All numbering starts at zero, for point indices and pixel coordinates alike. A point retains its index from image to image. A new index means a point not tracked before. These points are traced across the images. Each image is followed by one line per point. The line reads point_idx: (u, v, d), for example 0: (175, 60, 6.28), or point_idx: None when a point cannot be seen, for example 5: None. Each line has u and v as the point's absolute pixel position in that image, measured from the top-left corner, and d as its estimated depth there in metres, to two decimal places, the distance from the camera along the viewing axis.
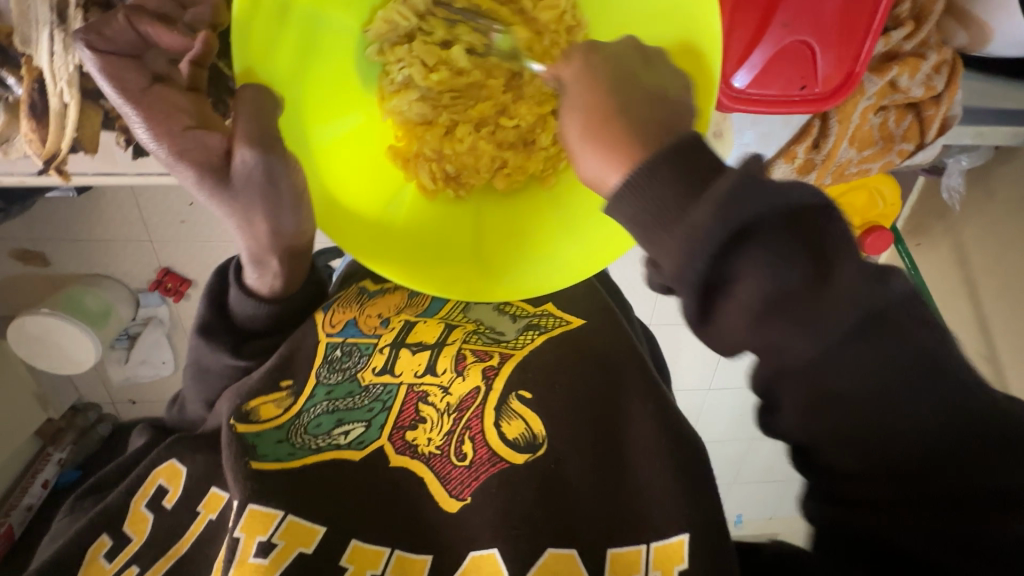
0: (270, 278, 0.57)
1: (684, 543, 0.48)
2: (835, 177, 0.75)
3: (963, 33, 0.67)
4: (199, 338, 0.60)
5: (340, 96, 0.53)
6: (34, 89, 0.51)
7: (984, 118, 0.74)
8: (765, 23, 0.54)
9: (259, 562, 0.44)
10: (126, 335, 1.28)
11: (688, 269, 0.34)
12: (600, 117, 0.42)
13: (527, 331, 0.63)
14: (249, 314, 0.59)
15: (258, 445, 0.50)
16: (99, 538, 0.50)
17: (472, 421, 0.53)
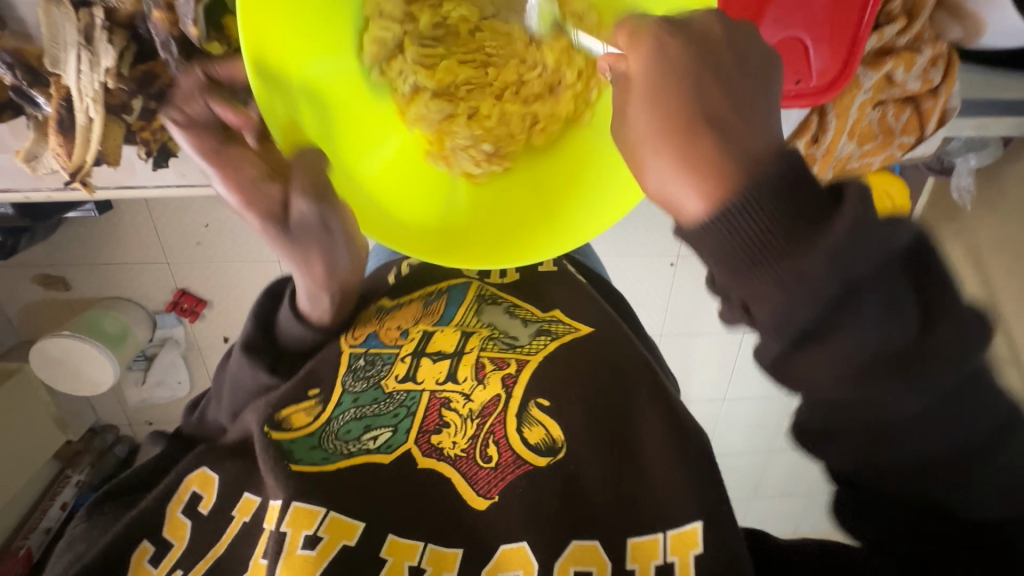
0: (321, 302, 0.63)
1: (697, 530, 0.48)
2: (837, 172, 0.75)
3: (957, 26, 0.67)
4: (243, 356, 0.63)
5: (365, 125, 0.54)
6: (62, 106, 0.54)
7: (988, 111, 0.75)
8: (757, 20, 0.56)
9: (307, 554, 0.45)
10: (144, 356, 1.31)
11: (785, 317, 0.31)
12: (680, 119, 0.34)
13: (539, 335, 0.62)
14: (297, 334, 0.64)
15: (294, 450, 0.51)
16: (140, 546, 0.49)
17: (495, 427, 0.52)
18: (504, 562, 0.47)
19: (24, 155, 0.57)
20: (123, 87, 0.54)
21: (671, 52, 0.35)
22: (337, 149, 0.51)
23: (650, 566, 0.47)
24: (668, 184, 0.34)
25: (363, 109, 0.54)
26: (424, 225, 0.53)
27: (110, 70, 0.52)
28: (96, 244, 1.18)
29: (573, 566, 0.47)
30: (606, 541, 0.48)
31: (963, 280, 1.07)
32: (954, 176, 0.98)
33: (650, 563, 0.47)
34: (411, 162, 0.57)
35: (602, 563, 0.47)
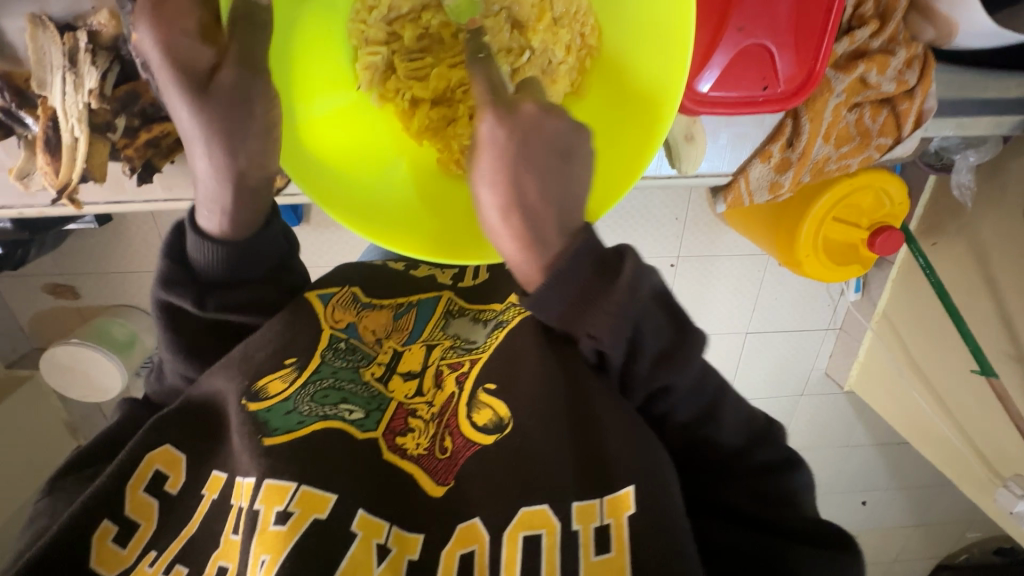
0: (219, 215, 0.50)
1: (631, 494, 0.46)
2: (815, 174, 0.76)
3: (930, 28, 0.68)
4: (158, 291, 0.52)
5: (378, 146, 0.56)
6: (49, 126, 0.56)
7: (968, 110, 0.75)
8: (721, 29, 0.57)
9: (279, 529, 0.43)
10: (151, 363, 1.33)
11: (611, 339, 0.44)
12: (515, 193, 0.44)
13: (496, 331, 0.61)
14: (206, 260, 0.51)
15: (269, 419, 0.49)
16: (101, 525, 0.44)
17: (450, 421, 0.53)
18: (463, 537, 0.46)
19: (16, 173, 0.59)
20: (107, 107, 0.56)
21: (505, 134, 0.44)
22: (350, 173, 0.54)
23: (591, 529, 0.45)
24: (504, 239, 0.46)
25: (370, 134, 0.56)
26: (442, 230, 0.53)
27: (93, 91, 0.55)
28: (101, 253, 1.21)
29: (522, 532, 0.45)
30: (557, 505, 0.46)
31: (967, 279, 1.04)
32: (954, 172, 0.99)
33: (592, 525, 0.45)
34: (429, 173, 0.57)
35: (552, 525, 0.45)
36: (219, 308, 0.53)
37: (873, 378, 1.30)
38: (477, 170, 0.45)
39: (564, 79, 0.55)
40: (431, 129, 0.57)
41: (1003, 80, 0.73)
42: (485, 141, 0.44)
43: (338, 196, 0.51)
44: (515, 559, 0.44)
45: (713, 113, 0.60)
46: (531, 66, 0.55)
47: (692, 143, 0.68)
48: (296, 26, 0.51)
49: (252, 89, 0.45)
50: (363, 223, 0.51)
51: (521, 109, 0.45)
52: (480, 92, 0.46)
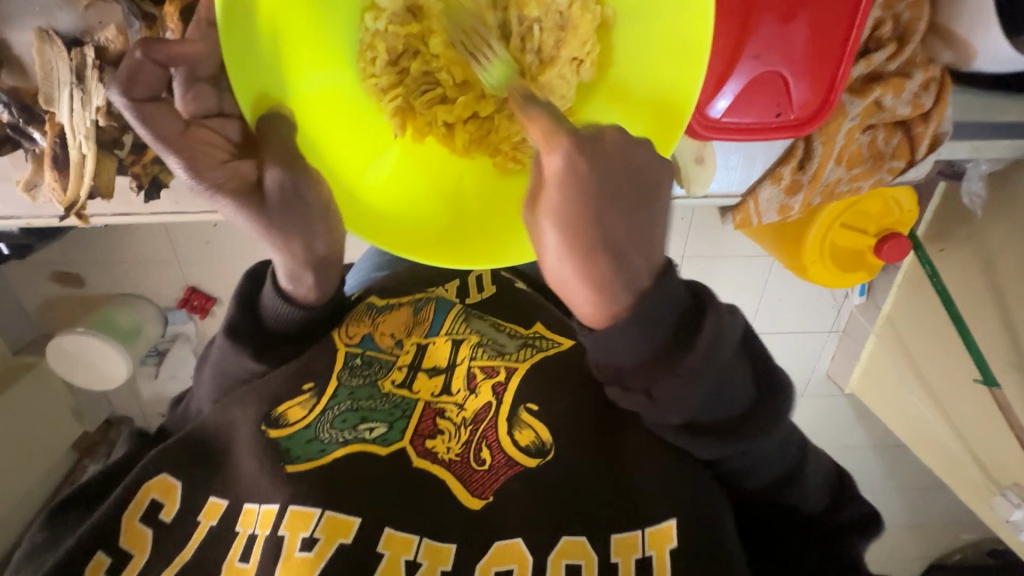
0: (304, 290, 0.55)
1: (672, 528, 0.47)
2: (826, 197, 0.75)
3: (948, 51, 0.67)
4: (226, 340, 0.56)
5: (442, 171, 0.54)
6: (56, 143, 0.56)
7: (983, 133, 0.74)
8: (737, 55, 0.56)
9: (305, 556, 0.45)
10: (156, 351, 1.34)
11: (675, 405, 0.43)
12: (580, 240, 0.37)
13: (524, 347, 0.60)
14: (281, 320, 0.57)
15: (290, 447, 0.50)
16: (95, 558, 0.47)
17: (488, 431, 0.52)
18: (497, 557, 0.46)
19: (23, 185, 0.59)
20: (115, 124, 0.56)
21: (581, 162, 0.36)
22: (431, 211, 0.52)
23: (630, 561, 0.46)
24: (564, 280, 0.39)
25: (418, 167, 0.54)
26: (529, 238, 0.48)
27: (101, 108, 0.54)
28: (110, 247, 1.23)
29: (562, 559, 0.46)
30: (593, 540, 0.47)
31: (972, 286, 1.03)
32: (964, 180, 0.98)
33: (632, 557, 0.46)
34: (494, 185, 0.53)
35: (590, 558, 0.46)
36: (277, 360, 0.57)
37: (876, 381, 1.29)
38: (539, 208, 0.38)
39: (586, 24, 0.51)
40: (477, 141, 0.53)
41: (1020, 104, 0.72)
42: (553, 179, 0.37)
43: (433, 242, 0.50)
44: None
45: (723, 139, 0.59)
46: (548, 35, 0.53)
47: (702, 165, 0.68)
48: (318, 105, 0.49)
49: (301, 184, 0.47)
50: (465, 256, 0.49)
51: (601, 140, 0.38)
52: (537, 128, 0.38)
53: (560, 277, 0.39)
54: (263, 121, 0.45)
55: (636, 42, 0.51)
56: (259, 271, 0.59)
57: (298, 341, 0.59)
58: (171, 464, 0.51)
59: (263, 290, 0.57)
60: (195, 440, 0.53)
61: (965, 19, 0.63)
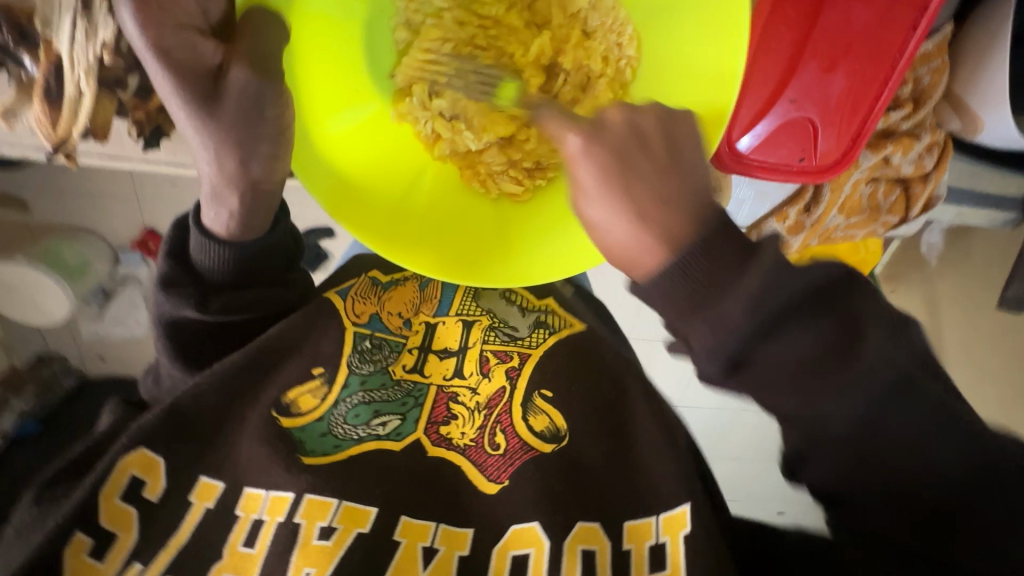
0: (226, 216, 0.54)
1: (685, 513, 0.52)
2: (823, 240, 0.79)
3: (956, 120, 0.70)
4: (163, 293, 0.57)
5: (401, 159, 0.57)
6: (50, 72, 0.50)
7: (967, 200, 0.80)
8: (775, 96, 0.57)
9: (323, 544, 0.50)
10: (102, 293, 1.26)
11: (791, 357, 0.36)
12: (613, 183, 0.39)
13: (538, 329, 0.66)
14: (211, 261, 0.57)
15: (304, 439, 0.56)
16: (75, 538, 0.48)
17: (501, 416, 0.59)
18: (515, 540, 0.53)
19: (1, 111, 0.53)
20: (120, 62, 0.51)
21: (596, 148, 0.40)
22: (373, 187, 0.54)
23: (643, 546, 0.53)
24: (630, 246, 0.40)
25: (385, 141, 0.57)
26: (474, 263, 0.53)
27: (108, 45, 0.49)
28: (64, 179, 1.12)
29: (579, 545, 0.53)
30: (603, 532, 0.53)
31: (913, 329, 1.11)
32: (928, 232, 0.96)
33: (645, 542, 0.53)
34: (448, 188, 0.58)
35: (604, 543, 0.53)
36: (221, 309, 0.58)
37: None
38: (580, 189, 0.41)
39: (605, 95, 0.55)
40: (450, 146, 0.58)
41: (1006, 177, 0.77)
42: (576, 163, 0.41)
43: (355, 209, 0.52)
44: (574, 570, 0.52)
45: (746, 176, 0.61)
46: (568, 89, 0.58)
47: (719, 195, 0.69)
48: (312, 37, 0.50)
49: None
50: (380, 238, 0.52)
51: (608, 125, 0.41)
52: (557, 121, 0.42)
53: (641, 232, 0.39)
54: (250, 14, 0.46)
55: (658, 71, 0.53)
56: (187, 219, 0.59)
57: (243, 284, 0.60)
58: (150, 440, 0.53)
59: (190, 234, 0.57)
60: (178, 416, 0.54)
61: (977, 90, 0.66)
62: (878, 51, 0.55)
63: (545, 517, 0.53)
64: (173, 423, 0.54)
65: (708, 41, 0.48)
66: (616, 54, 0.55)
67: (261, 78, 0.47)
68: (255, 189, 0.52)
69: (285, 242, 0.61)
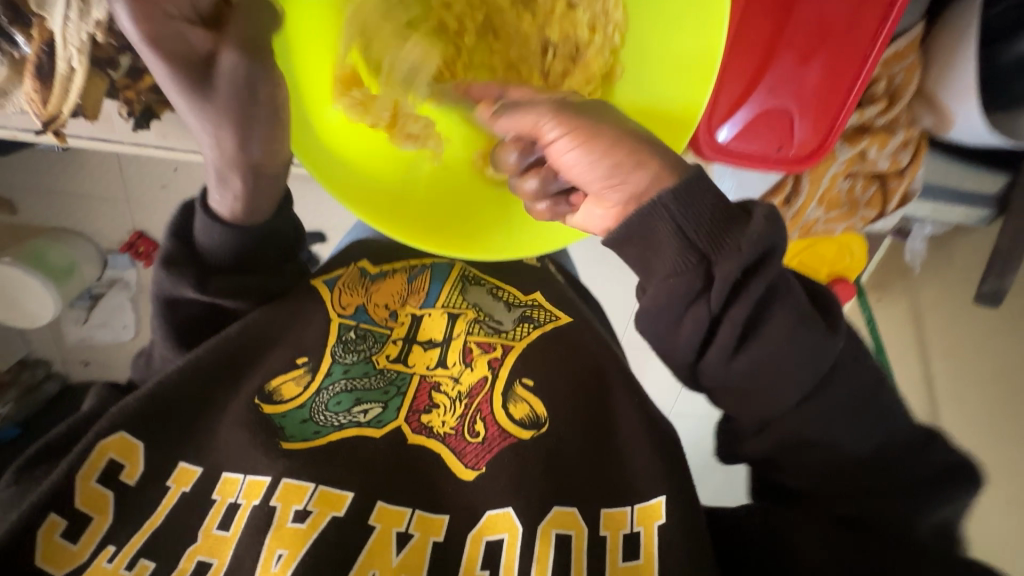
0: (231, 199, 0.54)
1: (661, 504, 0.53)
2: (802, 232, 0.81)
3: (929, 116, 0.72)
4: (161, 270, 0.56)
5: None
6: (43, 51, 0.51)
7: (942, 198, 0.82)
8: (754, 84, 0.59)
9: (298, 527, 0.50)
10: (89, 296, 1.27)
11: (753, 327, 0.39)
12: (584, 133, 0.43)
13: (523, 323, 0.65)
14: (213, 242, 0.56)
15: (285, 425, 0.55)
16: (48, 520, 0.48)
17: (482, 406, 0.58)
18: (488, 527, 0.53)
19: None
20: (113, 42, 0.51)
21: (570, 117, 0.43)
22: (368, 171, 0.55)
23: (619, 534, 0.53)
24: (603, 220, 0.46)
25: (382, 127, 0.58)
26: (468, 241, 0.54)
27: (100, 24, 0.50)
28: (56, 173, 1.13)
29: (554, 529, 0.52)
30: (586, 511, 0.54)
31: (901, 339, 1.12)
32: (909, 238, 1.01)
33: (620, 531, 0.53)
34: (443, 173, 0.59)
35: (580, 528, 0.53)
36: (218, 290, 0.57)
37: None
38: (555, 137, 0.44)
39: (596, 65, 0.57)
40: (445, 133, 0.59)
41: (981, 176, 0.80)
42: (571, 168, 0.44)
43: (362, 193, 0.53)
44: (546, 553, 0.51)
45: (725, 162, 0.62)
46: (559, 62, 0.60)
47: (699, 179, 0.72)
48: (314, 20, 0.52)
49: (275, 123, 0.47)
50: (387, 219, 0.52)
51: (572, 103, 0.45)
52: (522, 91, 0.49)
53: (606, 172, 0.43)
54: None
55: (648, 42, 0.55)
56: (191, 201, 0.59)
57: (242, 267, 0.59)
58: (131, 425, 0.53)
59: (194, 215, 0.56)
60: (162, 398, 0.55)
61: (948, 88, 0.69)
62: (849, 44, 0.57)
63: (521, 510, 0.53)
64: (155, 406, 0.54)
65: (688, 19, 0.51)
66: (603, 20, 0.57)
67: (251, 61, 0.46)
68: (255, 170, 0.52)
69: (283, 226, 0.61)
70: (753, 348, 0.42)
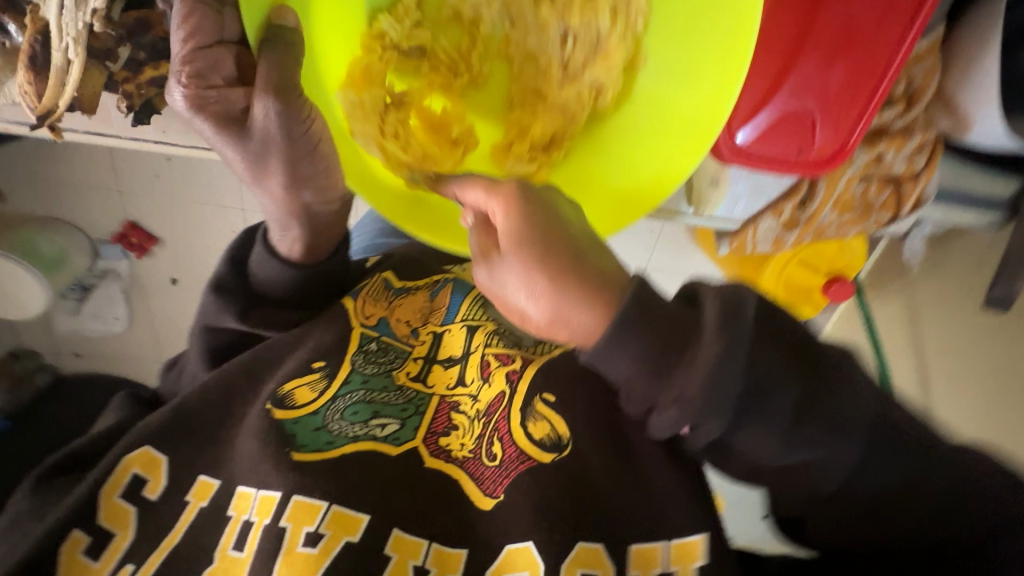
0: (292, 242, 0.58)
1: (701, 543, 0.50)
2: (815, 236, 0.80)
3: (947, 120, 0.71)
4: (211, 293, 0.59)
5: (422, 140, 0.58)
6: (37, 40, 0.48)
7: (956, 202, 0.82)
8: (775, 87, 0.58)
9: (309, 552, 0.48)
10: (80, 288, 1.23)
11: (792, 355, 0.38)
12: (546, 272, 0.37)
13: (544, 341, 0.64)
14: (269, 277, 0.59)
15: (297, 433, 0.54)
16: (72, 535, 0.49)
17: (501, 424, 0.57)
18: (509, 562, 0.50)
19: None
20: (112, 32, 0.49)
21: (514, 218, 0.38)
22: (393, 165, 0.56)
23: (649, 573, 0.50)
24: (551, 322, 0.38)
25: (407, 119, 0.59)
26: None
27: (99, 13, 0.47)
28: (51, 163, 1.12)
29: (579, 568, 0.49)
30: (612, 547, 0.51)
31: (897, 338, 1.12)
32: (909, 241, 1.01)
33: (649, 569, 0.50)
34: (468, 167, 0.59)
35: (607, 566, 0.50)
36: (256, 321, 0.60)
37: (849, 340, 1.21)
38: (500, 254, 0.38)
39: (618, 54, 0.56)
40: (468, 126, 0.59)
41: (993, 180, 0.80)
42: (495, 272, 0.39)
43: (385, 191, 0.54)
44: None
45: (743, 166, 0.61)
46: (580, 51, 0.58)
47: (715, 186, 0.73)
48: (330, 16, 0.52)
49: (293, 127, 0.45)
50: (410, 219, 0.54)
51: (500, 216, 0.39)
52: (478, 191, 0.41)
53: (555, 310, 0.37)
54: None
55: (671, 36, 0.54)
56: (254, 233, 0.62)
57: (293, 304, 0.62)
58: (155, 440, 0.53)
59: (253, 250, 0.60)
60: (186, 414, 0.56)
61: (969, 92, 0.67)
62: (874, 46, 0.56)
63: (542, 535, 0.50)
64: (182, 419, 0.55)
65: (715, 14, 0.48)
66: (624, 9, 0.55)
67: (286, 103, 0.46)
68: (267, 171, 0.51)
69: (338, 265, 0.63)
70: (771, 369, 0.39)
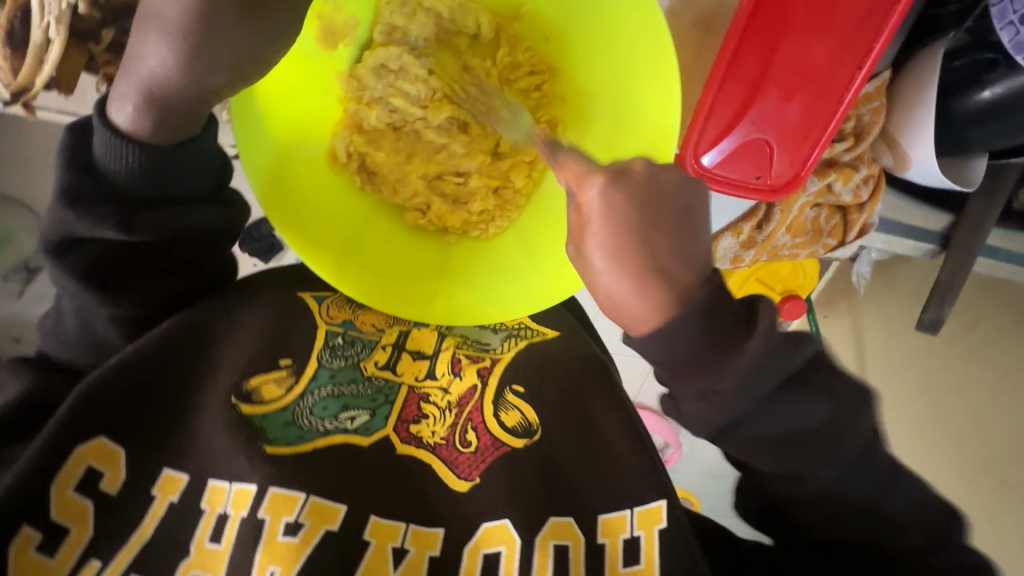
0: (138, 110, 0.46)
1: (661, 508, 0.57)
2: (771, 257, 0.85)
3: (889, 156, 0.78)
4: (67, 207, 0.48)
5: (324, 111, 0.64)
6: (16, 17, 0.49)
7: (896, 230, 0.89)
8: (739, 116, 0.63)
9: (288, 540, 0.52)
10: (25, 267, 1.16)
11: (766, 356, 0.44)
12: (631, 262, 0.44)
13: (510, 340, 0.67)
14: (125, 166, 0.48)
15: (266, 427, 0.56)
16: (27, 532, 0.49)
17: (472, 413, 0.60)
18: (485, 538, 0.56)
19: None
20: (95, 14, 0.49)
21: (617, 198, 0.45)
22: (293, 118, 0.60)
23: (617, 540, 0.57)
24: (622, 300, 0.45)
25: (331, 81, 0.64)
26: (308, 236, 0.58)
27: None
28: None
29: (551, 539, 0.56)
30: (580, 520, 0.58)
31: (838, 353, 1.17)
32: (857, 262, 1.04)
33: (617, 537, 0.57)
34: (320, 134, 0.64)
35: (575, 537, 0.57)
36: (147, 230, 0.50)
37: None
38: (587, 243, 0.46)
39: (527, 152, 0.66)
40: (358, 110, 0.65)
41: (927, 214, 0.87)
42: (590, 207, 0.45)
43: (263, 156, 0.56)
44: (545, 566, 0.55)
45: (708, 186, 0.65)
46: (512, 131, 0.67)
47: None
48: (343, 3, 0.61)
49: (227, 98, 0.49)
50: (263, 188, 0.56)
51: (631, 172, 0.47)
52: (577, 159, 0.48)
53: (634, 283, 0.44)
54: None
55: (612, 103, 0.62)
56: (86, 121, 0.49)
57: (164, 198, 0.51)
58: (109, 429, 0.53)
59: (94, 135, 0.48)
60: (135, 394, 0.55)
61: (908, 131, 0.74)
62: (830, 85, 0.61)
63: (516, 514, 0.57)
64: (135, 397, 0.55)
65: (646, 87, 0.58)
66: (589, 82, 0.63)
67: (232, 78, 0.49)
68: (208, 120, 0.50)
69: (223, 219, 0.57)
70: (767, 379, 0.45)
